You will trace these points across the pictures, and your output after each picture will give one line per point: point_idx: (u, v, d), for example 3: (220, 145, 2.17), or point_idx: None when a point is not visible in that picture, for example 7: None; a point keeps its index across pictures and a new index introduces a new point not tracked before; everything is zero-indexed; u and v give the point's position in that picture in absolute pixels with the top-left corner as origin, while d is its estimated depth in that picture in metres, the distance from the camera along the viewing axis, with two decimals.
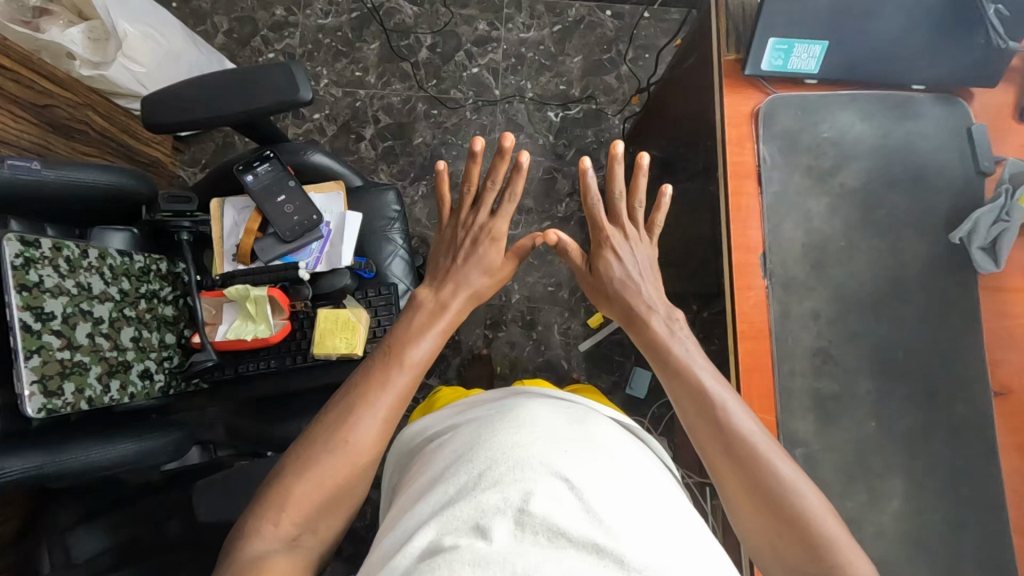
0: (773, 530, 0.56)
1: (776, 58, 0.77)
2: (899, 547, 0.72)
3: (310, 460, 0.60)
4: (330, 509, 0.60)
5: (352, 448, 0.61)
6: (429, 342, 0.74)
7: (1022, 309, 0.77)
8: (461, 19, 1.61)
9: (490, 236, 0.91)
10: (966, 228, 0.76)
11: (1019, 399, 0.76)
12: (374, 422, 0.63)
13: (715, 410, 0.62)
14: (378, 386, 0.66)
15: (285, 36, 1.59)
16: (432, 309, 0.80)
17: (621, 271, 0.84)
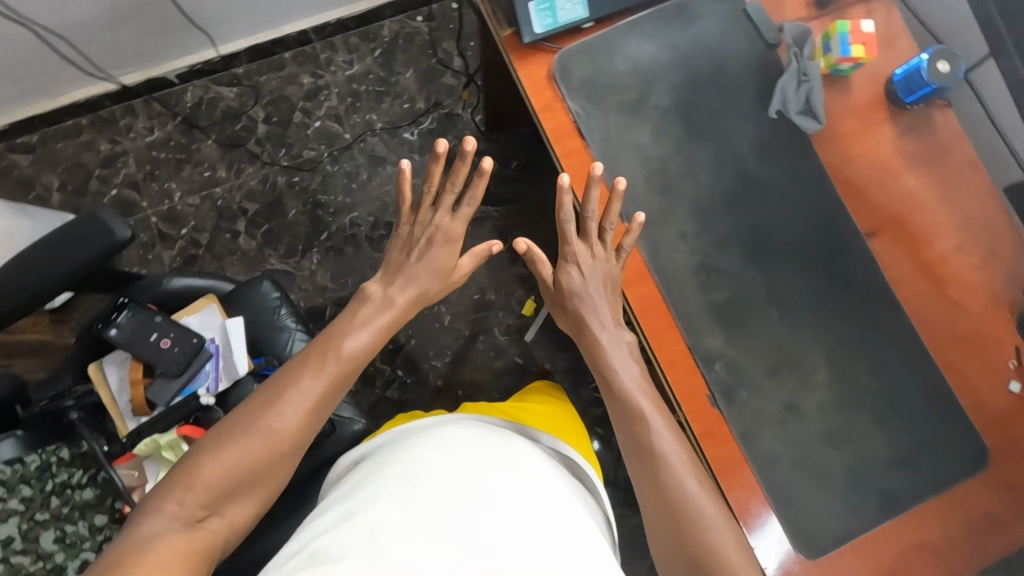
0: (666, 530, 0.64)
1: (545, 17, 0.78)
2: (838, 411, 0.76)
3: (230, 444, 0.62)
4: (239, 493, 0.62)
5: (274, 432, 0.64)
6: (367, 340, 0.74)
7: (856, 152, 0.81)
8: (283, 81, 1.58)
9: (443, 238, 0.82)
10: (777, 100, 0.79)
11: (887, 234, 0.80)
12: (299, 408, 0.66)
13: (641, 428, 0.69)
14: (308, 371, 0.69)
15: (120, 168, 1.53)
16: (381, 308, 0.78)
17: (581, 292, 0.77)
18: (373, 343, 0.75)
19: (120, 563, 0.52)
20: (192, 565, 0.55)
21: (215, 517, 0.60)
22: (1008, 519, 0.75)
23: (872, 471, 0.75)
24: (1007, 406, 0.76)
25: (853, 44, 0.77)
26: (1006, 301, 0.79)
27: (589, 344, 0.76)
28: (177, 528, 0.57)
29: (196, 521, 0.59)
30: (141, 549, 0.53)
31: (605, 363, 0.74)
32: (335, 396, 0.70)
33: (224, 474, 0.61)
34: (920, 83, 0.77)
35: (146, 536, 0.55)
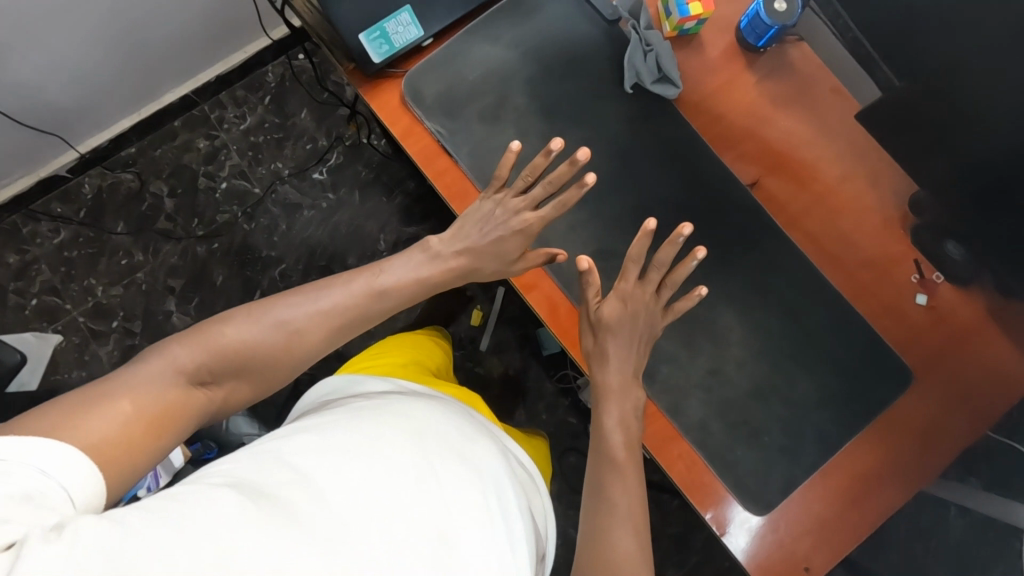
0: (583, 559, 0.64)
1: (380, 46, 0.75)
2: (757, 364, 0.76)
3: (261, 329, 0.61)
4: (245, 376, 0.61)
5: (300, 331, 0.63)
6: (413, 276, 0.72)
7: (721, 108, 0.81)
8: (180, 150, 1.54)
9: (505, 227, 0.74)
10: (629, 74, 0.77)
11: (768, 181, 0.80)
12: (327, 318, 0.65)
13: (608, 470, 0.68)
14: (350, 285, 0.68)
15: (34, 276, 1.49)
16: (430, 258, 0.74)
17: (609, 328, 0.72)
18: (417, 285, 0.72)
19: (112, 393, 0.51)
20: (176, 424, 0.54)
21: (215, 388, 0.59)
22: (940, 429, 0.76)
23: (804, 415, 0.75)
24: (916, 322, 0.77)
25: (689, 3, 0.76)
26: (897, 219, 0.79)
27: (596, 378, 0.73)
28: (181, 383, 0.56)
29: (199, 385, 0.57)
30: (136, 388, 0.52)
31: (611, 405, 0.71)
32: (365, 323, 0.69)
33: (244, 356, 0.60)
34: (764, 28, 0.77)
35: (145, 378, 0.53)
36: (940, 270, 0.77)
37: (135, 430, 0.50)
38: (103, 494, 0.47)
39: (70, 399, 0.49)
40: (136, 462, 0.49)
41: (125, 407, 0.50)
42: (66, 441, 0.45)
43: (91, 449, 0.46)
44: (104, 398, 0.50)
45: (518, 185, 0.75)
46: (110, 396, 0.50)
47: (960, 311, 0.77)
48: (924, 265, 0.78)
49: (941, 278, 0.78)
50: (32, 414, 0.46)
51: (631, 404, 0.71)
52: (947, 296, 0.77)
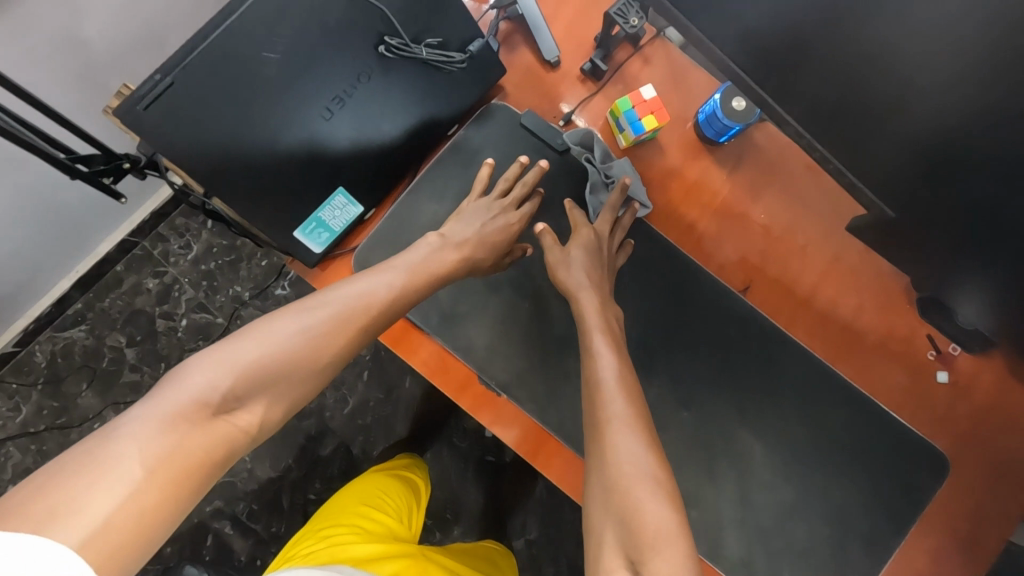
0: (595, 484, 0.55)
1: (319, 235, 0.69)
2: (788, 482, 0.71)
3: (278, 340, 0.53)
4: (273, 393, 0.53)
5: (326, 335, 0.55)
6: (427, 269, 0.64)
7: (695, 211, 0.76)
8: (130, 294, 1.44)
9: (495, 222, 0.69)
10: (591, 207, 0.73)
11: (761, 279, 0.75)
12: (350, 322, 0.57)
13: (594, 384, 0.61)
14: (371, 285, 0.60)
15: (4, 460, 1.38)
16: (441, 247, 0.66)
17: (571, 259, 0.69)
18: (436, 279, 0.64)
19: (120, 442, 0.43)
20: (201, 469, 0.47)
21: (242, 414, 0.51)
22: (987, 508, 0.72)
23: (847, 524, 0.71)
24: (942, 403, 0.73)
25: (642, 117, 0.70)
26: (900, 293, 0.75)
27: (579, 305, 0.66)
28: (203, 413, 0.48)
29: (224, 413, 0.49)
30: (148, 429, 0.45)
31: (594, 327, 0.65)
32: (390, 318, 0.61)
33: (264, 373, 0.52)
34: (722, 126, 0.71)
35: (156, 416, 0.46)
36: (955, 342, 0.73)
37: (149, 493, 0.42)
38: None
39: (70, 457, 0.42)
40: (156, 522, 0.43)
41: (135, 462, 0.43)
42: (65, 531, 0.39)
43: (91, 532, 0.39)
44: (107, 455, 0.42)
45: (498, 189, 0.72)
46: (116, 448, 0.43)
47: (984, 378, 0.73)
48: (939, 339, 0.74)
49: (958, 349, 0.74)
50: (29, 484, 0.40)
51: (611, 318, 0.67)
52: (967, 368, 0.73)
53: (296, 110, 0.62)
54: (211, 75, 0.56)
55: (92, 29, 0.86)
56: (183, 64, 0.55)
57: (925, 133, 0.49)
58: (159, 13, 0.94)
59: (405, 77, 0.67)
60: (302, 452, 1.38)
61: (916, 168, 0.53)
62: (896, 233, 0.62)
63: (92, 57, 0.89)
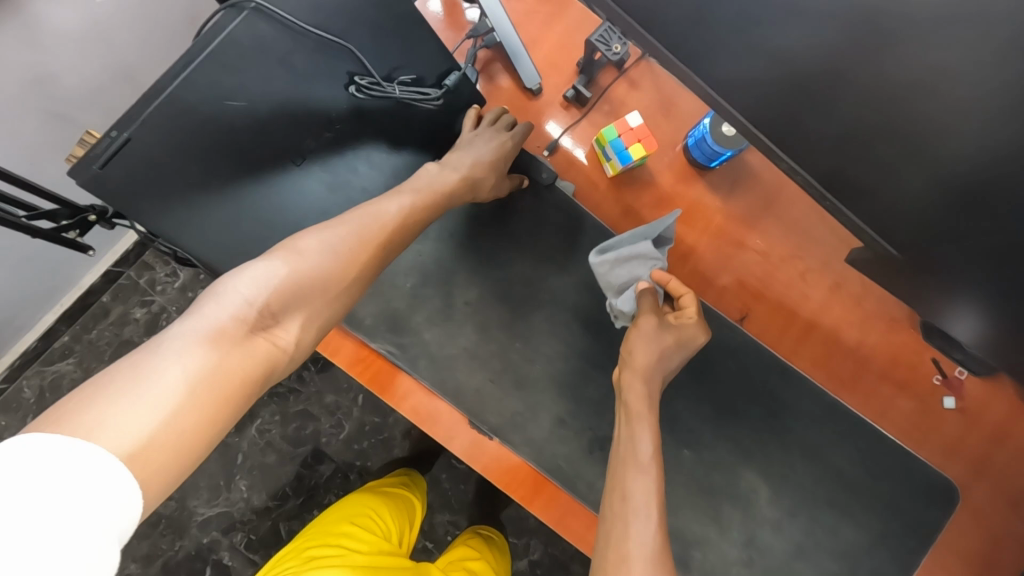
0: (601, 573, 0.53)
1: None
2: (794, 518, 0.69)
3: (303, 257, 0.51)
4: (306, 308, 0.51)
5: (356, 249, 0.54)
6: (437, 187, 0.61)
7: (688, 238, 0.73)
8: (117, 325, 1.40)
9: (489, 142, 0.66)
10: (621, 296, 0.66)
11: (759, 307, 0.72)
12: (378, 234, 0.55)
13: (629, 473, 0.56)
14: (393, 203, 0.58)
15: None
16: (444, 170, 0.63)
17: (650, 337, 0.61)
18: (449, 198, 0.62)
19: (162, 357, 0.42)
20: (245, 381, 0.45)
21: (279, 329, 0.49)
22: (1001, 537, 0.69)
23: (857, 561, 0.68)
24: (952, 431, 0.71)
25: (629, 146, 0.67)
26: (903, 317, 0.72)
27: (627, 388, 0.60)
28: (238, 331, 0.46)
29: (260, 330, 0.48)
30: (189, 344, 0.43)
31: (642, 413, 0.59)
32: (408, 236, 0.59)
33: (293, 290, 0.50)
34: (713, 151, 0.68)
35: (193, 333, 0.44)
36: (962, 365, 0.71)
37: (195, 401, 0.41)
38: (157, 486, 0.39)
39: (99, 383, 0.40)
40: (191, 436, 0.41)
41: (178, 374, 0.41)
42: (109, 439, 0.37)
43: (138, 446, 0.38)
44: (152, 367, 0.41)
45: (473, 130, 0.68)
46: (150, 367, 0.41)
47: (992, 402, 0.71)
48: (944, 363, 0.72)
49: (965, 372, 0.71)
50: (67, 403, 0.38)
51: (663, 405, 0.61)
52: (976, 393, 0.71)
53: (263, 157, 0.59)
54: (171, 129, 0.54)
55: (56, 66, 0.82)
56: (141, 119, 0.53)
57: (921, 182, 0.47)
58: (127, 46, 0.90)
59: (381, 114, 0.64)
60: (298, 480, 1.35)
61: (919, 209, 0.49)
62: (893, 269, 0.60)
63: (61, 93, 0.86)
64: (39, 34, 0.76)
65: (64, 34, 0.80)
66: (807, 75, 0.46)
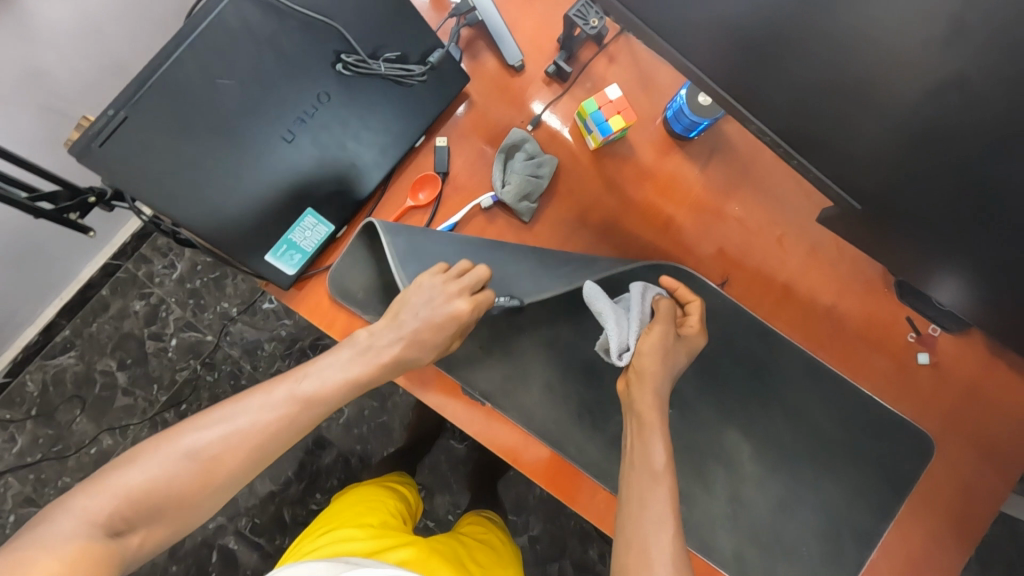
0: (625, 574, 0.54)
1: (292, 257, 0.67)
2: (776, 475, 0.72)
3: (160, 466, 0.53)
4: (159, 522, 0.53)
5: (212, 459, 0.55)
6: (342, 377, 0.61)
7: (670, 206, 0.75)
8: (116, 318, 1.37)
9: (440, 308, 0.61)
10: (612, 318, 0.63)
11: (740, 272, 0.75)
12: (240, 448, 0.56)
13: (644, 482, 0.57)
14: (267, 404, 0.58)
15: (3, 492, 1.30)
16: (360, 353, 0.62)
17: (659, 350, 0.62)
18: (351, 387, 0.61)
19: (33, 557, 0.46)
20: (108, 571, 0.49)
21: (136, 535, 0.52)
22: (974, 484, 0.72)
23: (838, 511, 0.72)
24: (925, 386, 0.74)
25: (609, 118, 0.69)
26: (877, 279, 0.75)
27: (637, 396, 0.61)
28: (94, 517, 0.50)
29: (119, 532, 0.50)
30: (59, 542, 0.47)
31: (654, 423, 0.59)
32: (285, 439, 0.59)
33: (144, 499, 0.52)
34: (690, 122, 0.71)
35: (58, 534, 0.48)
36: (934, 323, 0.73)
37: None
38: None
39: None
40: None
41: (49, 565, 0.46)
42: None
43: None
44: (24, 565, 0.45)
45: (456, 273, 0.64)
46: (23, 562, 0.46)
47: (964, 357, 0.73)
48: (917, 320, 0.74)
49: (937, 330, 0.74)
50: None
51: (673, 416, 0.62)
52: (948, 348, 0.74)
53: (254, 134, 0.61)
54: (165, 108, 0.56)
55: (49, 60, 0.84)
56: (135, 98, 0.55)
57: (879, 132, 0.50)
58: (119, 42, 0.92)
59: (367, 91, 0.66)
60: (300, 467, 1.37)
61: (887, 158, 0.52)
62: (863, 226, 0.62)
63: (56, 88, 0.88)
64: (31, 29, 0.78)
65: (56, 29, 0.82)
66: (773, 32, 0.48)
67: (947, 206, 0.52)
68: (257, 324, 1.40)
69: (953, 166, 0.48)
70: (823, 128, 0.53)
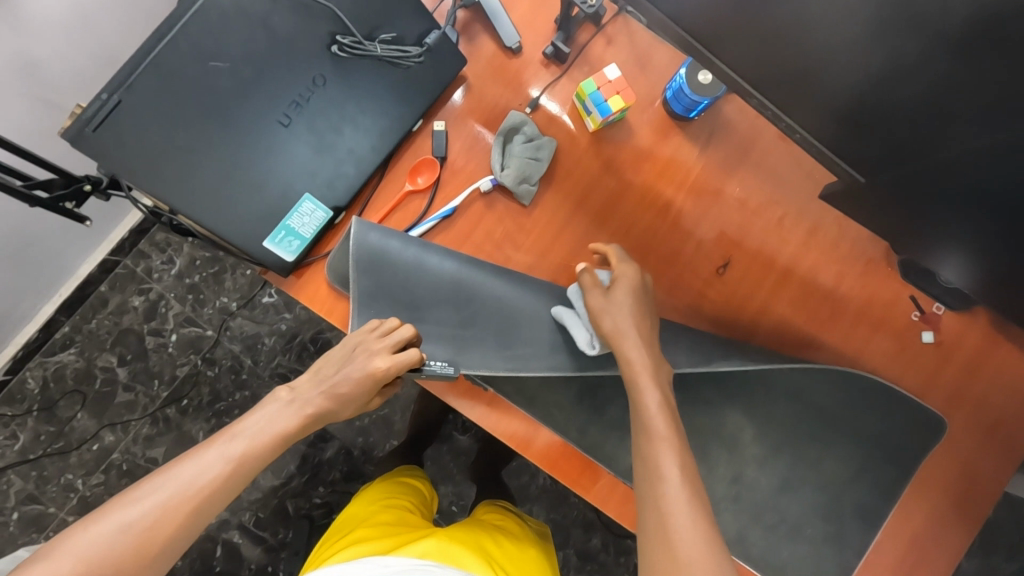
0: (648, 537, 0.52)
1: (291, 245, 0.65)
2: (778, 457, 0.73)
3: (91, 548, 0.51)
4: None
5: (147, 528, 0.53)
6: (272, 434, 0.62)
7: (671, 188, 0.75)
8: (115, 314, 1.37)
9: (357, 370, 0.63)
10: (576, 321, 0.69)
11: (742, 253, 0.74)
12: (174, 514, 0.55)
13: (647, 440, 0.57)
14: (200, 463, 0.58)
15: (6, 489, 1.30)
16: (289, 406, 0.64)
17: (617, 308, 0.64)
18: (281, 442, 0.62)
19: None
20: None
21: None
22: (980, 462, 0.72)
23: (841, 490, 0.72)
24: (929, 364, 0.73)
25: (608, 98, 0.68)
26: (880, 258, 0.74)
27: (626, 358, 0.63)
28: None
29: None
30: None
31: (640, 376, 0.61)
32: (223, 501, 0.58)
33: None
34: (691, 101, 0.70)
35: None
36: (939, 301, 0.73)
37: None
38: None
39: None
40: None
41: None
42: None
43: None
44: None
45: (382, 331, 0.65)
46: None
47: (968, 334, 0.73)
48: (922, 299, 0.74)
49: (941, 308, 0.73)
50: None
51: (661, 374, 0.63)
52: (952, 326, 0.73)
53: (250, 119, 0.61)
54: (159, 92, 0.56)
55: (42, 50, 0.83)
56: (130, 82, 0.55)
57: (880, 105, 0.49)
58: (112, 33, 0.92)
59: (364, 73, 0.66)
60: (303, 460, 1.37)
61: (891, 130, 0.51)
62: (865, 202, 0.62)
63: (50, 80, 0.87)
64: (23, 18, 0.77)
65: (49, 18, 0.81)
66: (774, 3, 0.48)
67: (949, 177, 0.52)
68: (257, 318, 1.40)
69: (957, 136, 0.48)
70: (828, 100, 0.52)
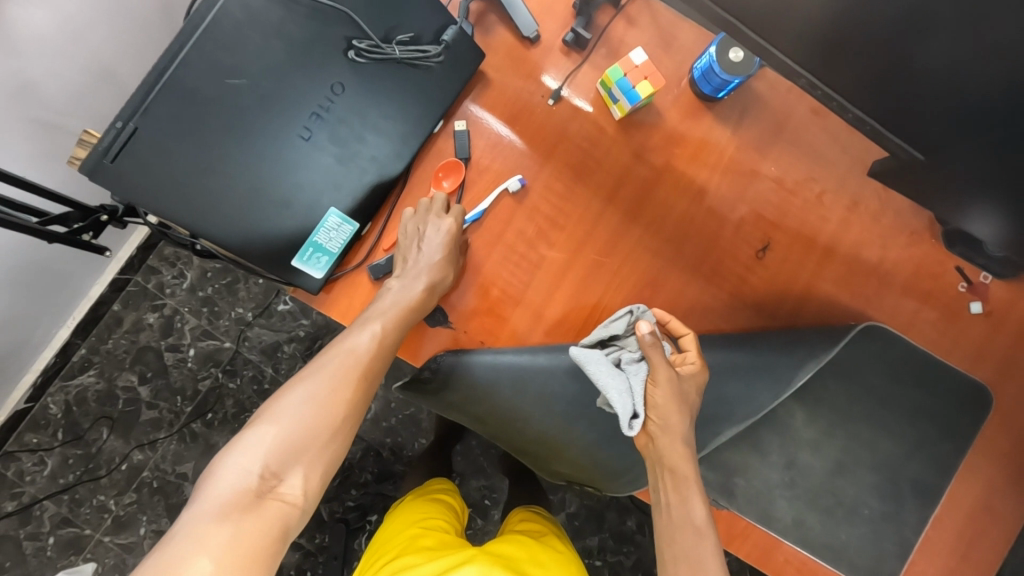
0: None
1: (320, 262, 0.63)
2: (830, 438, 0.71)
3: (289, 414, 0.59)
4: (304, 462, 0.58)
5: (327, 394, 0.61)
6: (400, 311, 0.64)
7: (705, 172, 0.72)
8: (130, 333, 1.35)
9: (435, 235, 0.65)
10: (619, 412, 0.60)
11: (782, 234, 0.72)
12: (343, 388, 0.62)
13: (689, 534, 0.59)
14: (353, 344, 0.64)
15: (39, 515, 1.29)
16: (402, 289, 0.64)
17: (665, 395, 0.61)
18: (403, 320, 0.64)
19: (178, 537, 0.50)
20: (269, 532, 0.53)
21: (286, 485, 0.56)
22: None
23: (897, 468, 0.71)
24: (979, 335, 0.72)
25: (636, 85, 0.66)
26: (923, 229, 0.72)
27: (657, 433, 0.62)
28: (246, 500, 0.53)
29: (268, 491, 0.55)
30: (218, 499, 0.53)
31: (686, 474, 0.61)
32: (382, 364, 0.65)
33: (286, 451, 0.57)
34: (721, 81, 0.67)
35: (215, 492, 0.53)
36: (986, 271, 0.71)
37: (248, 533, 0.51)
38: None
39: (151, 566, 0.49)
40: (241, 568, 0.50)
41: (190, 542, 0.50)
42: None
43: None
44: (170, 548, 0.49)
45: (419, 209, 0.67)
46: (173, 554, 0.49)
47: (1016, 302, 0.71)
48: (969, 270, 0.72)
49: (989, 277, 0.72)
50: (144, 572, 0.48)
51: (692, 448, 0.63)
52: (1001, 295, 0.71)
53: (270, 136, 0.58)
54: (176, 114, 0.54)
55: (38, 71, 0.80)
56: (143, 106, 0.52)
57: (936, 76, 0.48)
58: (103, 46, 0.87)
59: (383, 77, 0.63)
60: None
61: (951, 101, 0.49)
62: (917, 173, 0.60)
63: (45, 101, 0.83)
64: (14, 40, 0.74)
65: (40, 38, 0.77)
66: None
67: (1010, 141, 0.50)
68: (275, 327, 1.38)
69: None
70: (893, 68, 0.49)
